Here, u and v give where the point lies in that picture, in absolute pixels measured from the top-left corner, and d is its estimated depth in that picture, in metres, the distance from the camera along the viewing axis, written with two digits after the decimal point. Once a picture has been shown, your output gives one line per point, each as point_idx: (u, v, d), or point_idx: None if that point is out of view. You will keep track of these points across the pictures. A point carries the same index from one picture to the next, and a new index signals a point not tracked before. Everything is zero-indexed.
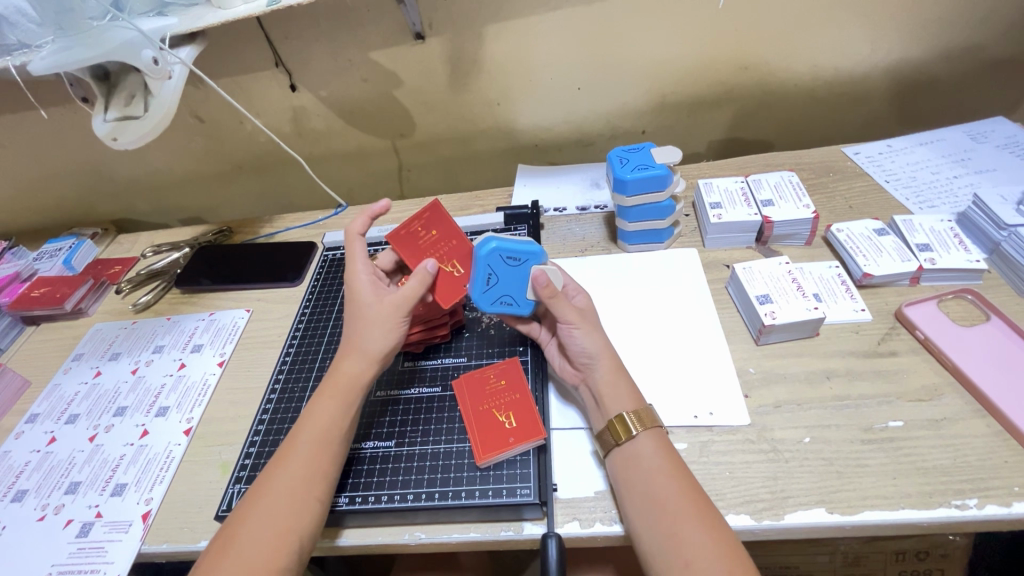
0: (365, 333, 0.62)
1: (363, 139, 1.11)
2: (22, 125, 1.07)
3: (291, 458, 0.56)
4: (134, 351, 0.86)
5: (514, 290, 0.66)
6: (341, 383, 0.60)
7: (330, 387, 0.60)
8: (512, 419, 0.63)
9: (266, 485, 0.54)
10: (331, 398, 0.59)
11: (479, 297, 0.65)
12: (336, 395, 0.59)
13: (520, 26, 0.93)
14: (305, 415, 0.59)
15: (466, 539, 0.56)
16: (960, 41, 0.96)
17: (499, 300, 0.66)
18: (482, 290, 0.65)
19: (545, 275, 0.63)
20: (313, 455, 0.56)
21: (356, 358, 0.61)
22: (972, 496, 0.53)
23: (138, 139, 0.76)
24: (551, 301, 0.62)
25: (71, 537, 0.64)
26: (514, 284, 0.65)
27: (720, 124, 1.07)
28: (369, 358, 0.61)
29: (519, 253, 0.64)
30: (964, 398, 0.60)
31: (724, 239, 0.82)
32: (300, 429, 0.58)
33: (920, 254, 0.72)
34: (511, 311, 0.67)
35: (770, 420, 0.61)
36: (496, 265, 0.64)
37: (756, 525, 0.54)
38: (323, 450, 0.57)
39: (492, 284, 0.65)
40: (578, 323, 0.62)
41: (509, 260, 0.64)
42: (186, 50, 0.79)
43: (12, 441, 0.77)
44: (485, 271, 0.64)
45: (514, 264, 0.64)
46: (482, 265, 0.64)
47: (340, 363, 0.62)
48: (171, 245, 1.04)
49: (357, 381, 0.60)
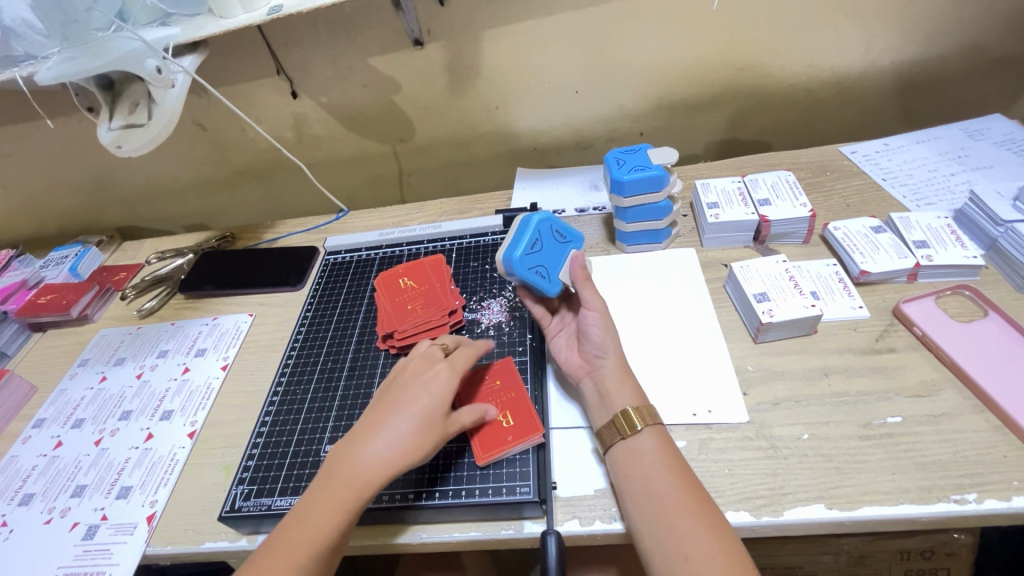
0: (386, 434, 0.55)
1: (363, 145, 1.12)
2: (29, 135, 1.08)
3: (275, 560, 0.50)
4: (139, 356, 0.87)
5: (551, 265, 0.68)
6: (347, 486, 0.53)
7: (335, 488, 0.53)
8: (509, 418, 0.63)
9: None
10: (334, 500, 0.53)
11: (518, 259, 0.65)
12: (343, 498, 0.53)
13: (518, 31, 0.94)
14: (300, 514, 0.53)
15: (468, 538, 0.57)
16: (956, 39, 0.96)
17: (534, 269, 0.66)
18: (523, 252, 0.66)
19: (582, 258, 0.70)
20: (301, 563, 0.50)
21: (371, 466, 0.54)
22: (971, 491, 0.53)
23: (142, 146, 0.78)
24: (581, 283, 0.67)
25: (77, 540, 0.65)
26: (552, 260, 0.69)
27: (717, 125, 1.08)
28: (383, 467, 0.54)
29: (565, 233, 0.72)
30: (962, 393, 0.61)
31: (722, 238, 0.82)
32: (298, 521, 0.52)
33: (917, 251, 0.72)
34: (540, 285, 0.67)
35: (768, 417, 0.62)
36: (544, 236, 0.69)
37: (755, 521, 0.54)
38: (314, 558, 0.51)
39: (535, 250, 0.67)
40: (601, 313, 0.64)
41: (556, 235, 0.71)
42: (190, 58, 0.81)
43: (20, 446, 0.78)
44: (535, 234, 0.68)
45: (559, 240, 0.71)
46: (534, 230, 0.68)
47: (350, 462, 0.54)
48: (175, 252, 1.05)
49: (393, 466, 0.54)
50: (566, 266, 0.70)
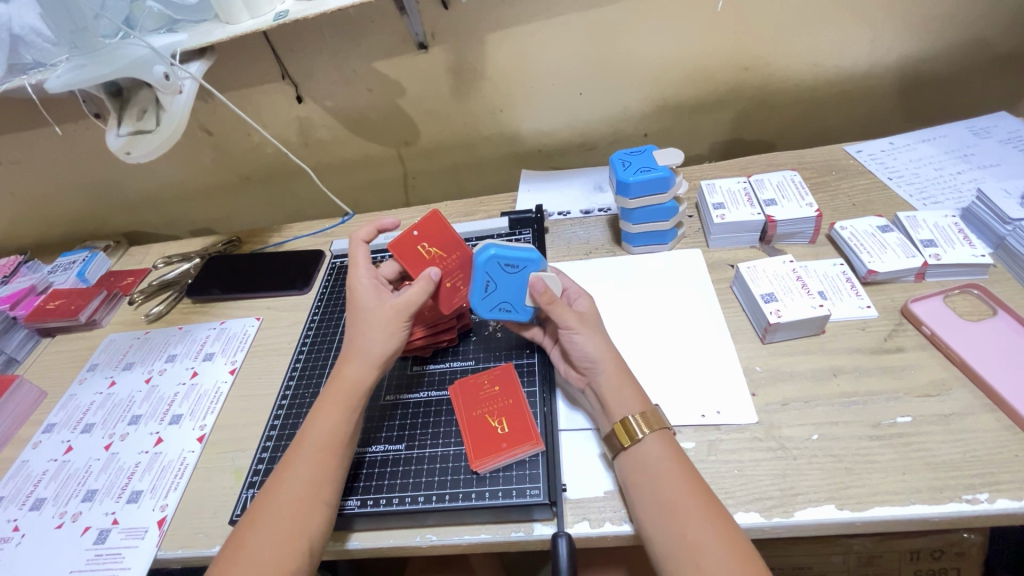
0: (366, 337, 0.62)
1: (368, 148, 1.12)
2: (36, 141, 1.09)
3: (297, 463, 0.56)
4: (148, 361, 0.87)
5: (514, 297, 0.67)
6: (343, 389, 0.60)
7: (332, 394, 0.60)
8: (505, 424, 0.63)
9: (273, 489, 0.55)
10: (334, 403, 0.59)
11: (478, 304, 0.66)
12: (340, 403, 0.60)
13: (521, 33, 0.94)
14: (310, 422, 0.59)
15: (477, 540, 0.57)
16: (961, 36, 0.96)
17: (498, 307, 0.67)
18: (481, 297, 0.66)
19: (543, 282, 0.64)
20: (320, 459, 0.56)
21: (358, 363, 0.61)
22: (983, 491, 0.53)
23: (150, 152, 0.78)
24: (549, 307, 0.63)
25: (89, 544, 0.65)
26: (514, 291, 0.66)
27: (721, 125, 1.08)
28: (371, 362, 0.61)
29: (519, 261, 0.65)
30: (971, 393, 0.60)
31: (728, 238, 0.82)
32: (308, 428, 0.59)
33: (925, 250, 0.72)
34: (511, 317, 0.68)
35: (777, 418, 0.62)
36: (494, 273, 0.65)
37: (765, 522, 0.54)
38: (330, 454, 0.57)
39: (490, 291, 0.66)
40: (580, 328, 0.63)
41: (507, 267, 0.65)
42: (196, 64, 0.81)
43: (30, 451, 0.78)
44: (484, 278, 0.65)
45: (511, 271, 0.65)
46: (480, 273, 0.65)
47: (342, 369, 0.62)
48: (183, 256, 1.06)
49: (358, 386, 0.60)
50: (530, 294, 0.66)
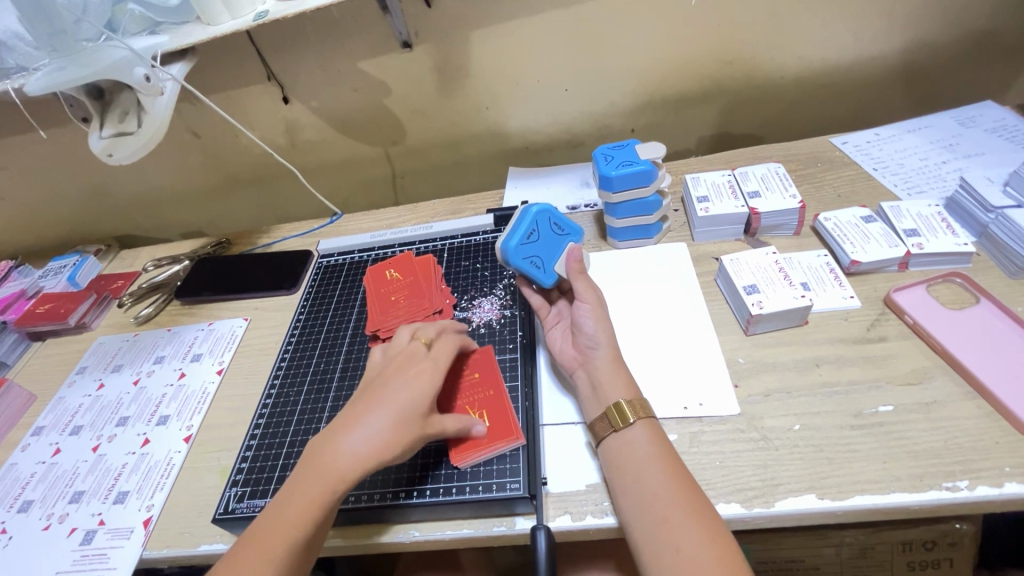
0: (365, 426, 0.55)
1: (355, 148, 1.12)
2: (25, 146, 1.10)
3: (256, 549, 0.50)
4: (136, 362, 0.87)
5: (546, 255, 0.70)
6: (328, 476, 0.53)
7: (314, 476, 0.53)
8: (486, 419, 0.63)
9: (231, 563, 0.50)
10: (312, 490, 0.53)
11: (512, 248, 0.68)
12: (321, 493, 0.53)
13: (504, 30, 0.94)
14: (282, 502, 0.53)
15: (460, 535, 0.57)
16: (946, 26, 0.96)
17: (528, 259, 0.69)
18: (519, 243, 0.68)
19: (579, 252, 0.71)
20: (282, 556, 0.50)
21: (349, 452, 0.54)
22: (964, 478, 0.53)
23: (132, 153, 0.79)
24: (577, 275, 0.68)
25: (75, 545, 0.66)
26: (549, 250, 0.71)
27: (708, 119, 1.08)
28: (363, 459, 0.53)
29: (564, 225, 0.73)
30: (953, 381, 0.60)
31: (713, 231, 0.82)
32: (279, 509, 0.53)
33: (908, 239, 0.72)
34: (535, 277, 0.69)
35: (760, 409, 0.62)
36: (541, 227, 0.71)
37: (746, 513, 0.54)
38: (292, 553, 0.51)
39: (531, 240, 0.69)
40: (592, 305, 0.65)
41: (556, 228, 0.72)
42: (179, 65, 0.81)
43: (19, 454, 0.78)
44: (531, 226, 0.69)
45: (557, 232, 0.72)
46: (529, 220, 0.70)
47: (329, 447, 0.55)
48: (172, 258, 1.06)
49: (343, 479, 0.53)
50: (562, 257, 0.70)
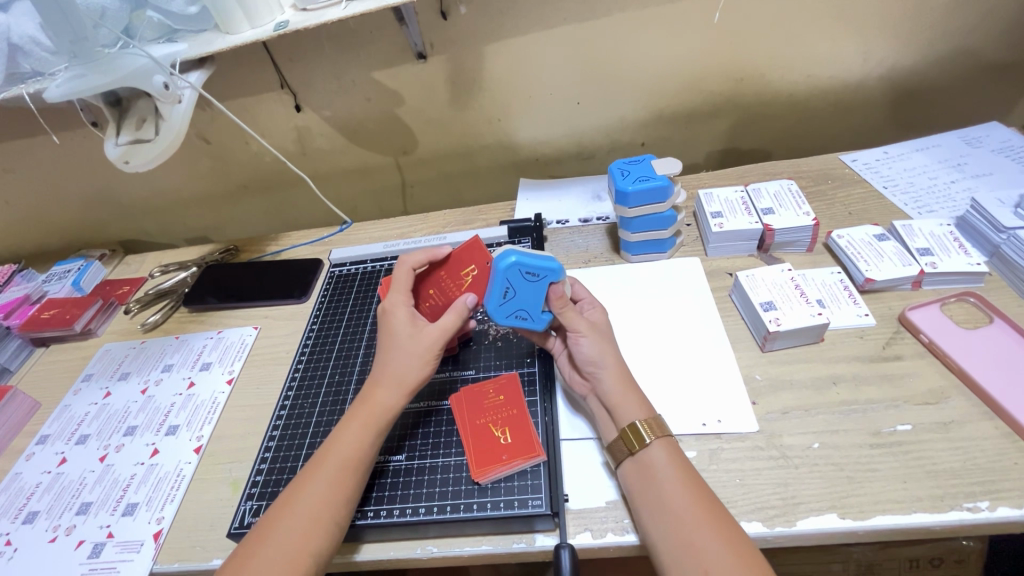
0: (402, 361, 0.61)
1: (366, 157, 1.12)
2: (33, 149, 1.09)
3: (316, 481, 0.56)
4: (144, 370, 0.86)
5: (530, 305, 0.64)
6: (374, 412, 0.60)
7: (362, 414, 0.60)
8: (508, 434, 0.63)
9: (287, 503, 0.55)
10: (361, 423, 0.59)
11: (494, 310, 0.64)
12: (369, 424, 0.59)
13: (519, 43, 0.95)
14: (335, 439, 0.59)
15: (479, 552, 0.56)
16: (953, 47, 0.98)
17: (513, 314, 0.65)
18: (498, 303, 0.64)
19: (563, 291, 0.62)
20: (341, 480, 0.56)
21: (391, 387, 0.61)
22: (984, 499, 0.53)
23: (148, 160, 0.78)
24: (561, 311, 0.63)
25: (83, 559, 0.64)
26: (532, 299, 0.64)
27: (718, 134, 1.09)
28: (403, 388, 0.61)
29: (538, 269, 0.62)
30: (970, 401, 0.61)
31: (726, 247, 0.83)
32: (331, 447, 0.58)
33: (921, 259, 0.73)
34: (526, 325, 0.66)
35: (778, 427, 0.62)
36: (515, 279, 0.62)
37: (768, 532, 0.54)
38: (350, 477, 0.56)
39: (508, 298, 0.63)
40: (586, 333, 0.63)
41: (529, 275, 0.62)
42: (196, 74, 0.82)
43: (23, 463, 0.77)
44: (503, 284, 0.62)
45: (532, 279, 0.62)
46: (500, 279, 0.62)
47: (375, 390, 0.61)
48: (178, 265, 1.06)
49: (389, 411, 0.60)
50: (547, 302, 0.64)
